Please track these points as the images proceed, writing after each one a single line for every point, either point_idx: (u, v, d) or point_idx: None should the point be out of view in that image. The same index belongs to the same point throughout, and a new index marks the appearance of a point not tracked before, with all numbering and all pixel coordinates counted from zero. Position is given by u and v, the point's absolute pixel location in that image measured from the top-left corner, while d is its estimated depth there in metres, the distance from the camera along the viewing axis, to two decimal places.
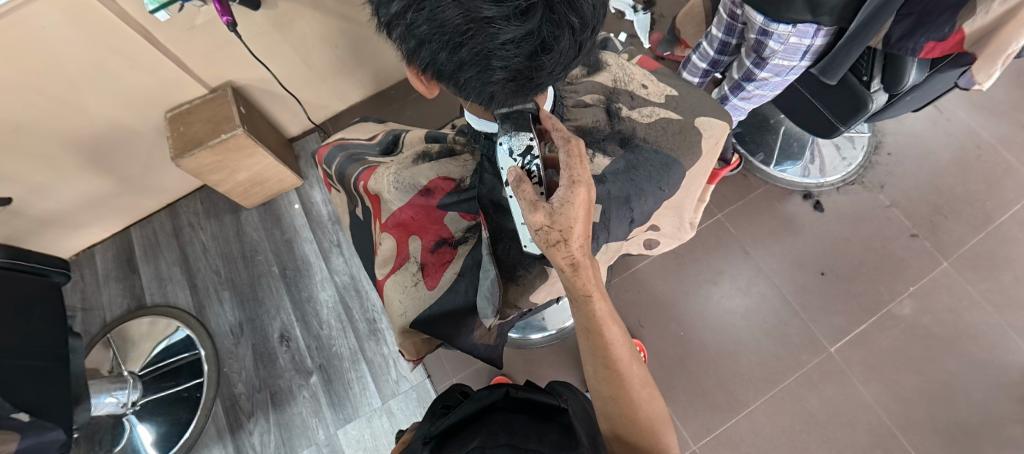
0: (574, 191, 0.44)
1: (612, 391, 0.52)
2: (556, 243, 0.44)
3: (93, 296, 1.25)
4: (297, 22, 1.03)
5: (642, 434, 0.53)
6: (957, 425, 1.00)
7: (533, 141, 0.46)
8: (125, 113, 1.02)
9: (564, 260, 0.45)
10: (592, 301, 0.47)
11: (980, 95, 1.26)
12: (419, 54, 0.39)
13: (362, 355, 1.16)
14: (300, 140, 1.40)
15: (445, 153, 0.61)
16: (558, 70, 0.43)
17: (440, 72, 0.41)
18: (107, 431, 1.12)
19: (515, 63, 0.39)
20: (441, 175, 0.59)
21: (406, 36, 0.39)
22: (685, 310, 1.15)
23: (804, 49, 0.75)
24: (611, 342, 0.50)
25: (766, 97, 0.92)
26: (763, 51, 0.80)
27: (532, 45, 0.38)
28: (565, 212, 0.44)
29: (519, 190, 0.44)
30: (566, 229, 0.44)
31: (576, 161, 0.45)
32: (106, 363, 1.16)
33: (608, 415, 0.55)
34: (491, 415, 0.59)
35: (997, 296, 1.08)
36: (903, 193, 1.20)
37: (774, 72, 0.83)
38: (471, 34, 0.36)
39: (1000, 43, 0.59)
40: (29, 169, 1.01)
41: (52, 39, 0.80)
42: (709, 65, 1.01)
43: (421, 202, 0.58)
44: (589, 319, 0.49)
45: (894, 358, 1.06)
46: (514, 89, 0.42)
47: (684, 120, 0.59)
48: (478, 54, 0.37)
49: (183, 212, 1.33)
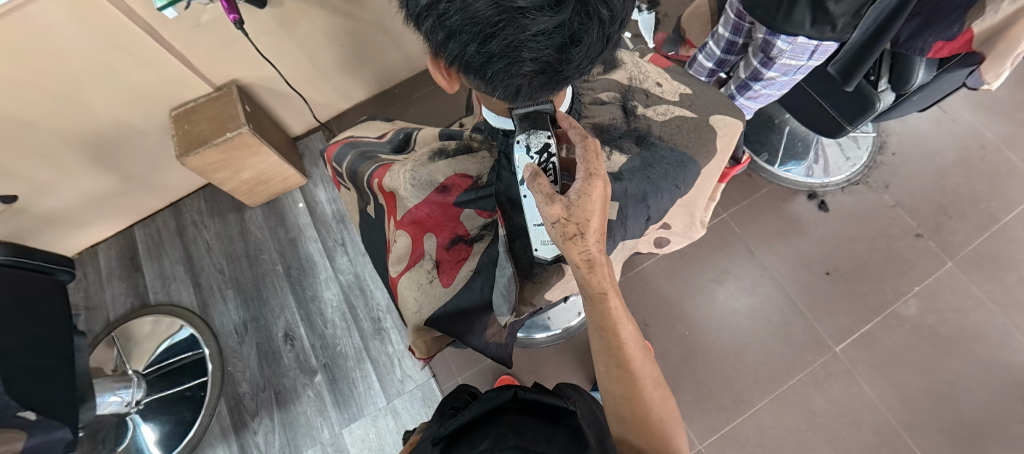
0: (592, 183, 0.43)
1: (625, 392, 0.52)
2: (573, 237, 0.44)
3: (96, 295, 1.24)
4: (303, 20, 1.03)
5: (654, 437, 0.53)
6: (962, 425, 1.00)
7: (551, 139, 0.46)
8: (130, 112, 1.02)
9: (581, 256, 0.44)
10: (607, 298, 0.47)
11: (984, 95, 1.26)
12: (448, 47, 0.39)
13: (367, 354, 1.16)
14: (304, 139, 1.40)
15: (462, 149, 0.60)
16: (585, 64, 0.43)
17: (468, 65, 0.41)
18: (110, 430, 1.11)
19: (545, 55, 0.39)
20: (458, 172, 0.58)
21: (435, 28, 0.39)
22: (691, 309, 1.15)
23: (812, 49, 0.74)
24: (624, 343, 0.50)
25: (773, 97, 0.92)
26: (771, 51, 0.79)
27: (562, 37, 0.38)
28: (582, 205, 0.44)
29: (535, 184, 0.44)
30: (583, 222, 0.44)
31: (593, 155, 0.44)
32: (110, 362, 1.16)
33: (619, 417, 0.54)
34: (499, 417, 0.59)
35: (1002, 296, 1.08)
36: (907, 193, 1.20)
37: (781, 72, 0.81)
38: (502, 26, 0.36)
39: (1007, 44, 0.61)
40: (32, 167, 1.00)
41: (57, 36, 0.80)
42: (715, 65, 1.02)
43: (438, 200, 0.58)
44: (603, 318, 0.48)
45: (899, 358, 1.07)
46: (542, 83, 0.42)
47: (698, 118, 0.59)
48: (508, 46, 0.37)
49: (187, 210, 1.32)
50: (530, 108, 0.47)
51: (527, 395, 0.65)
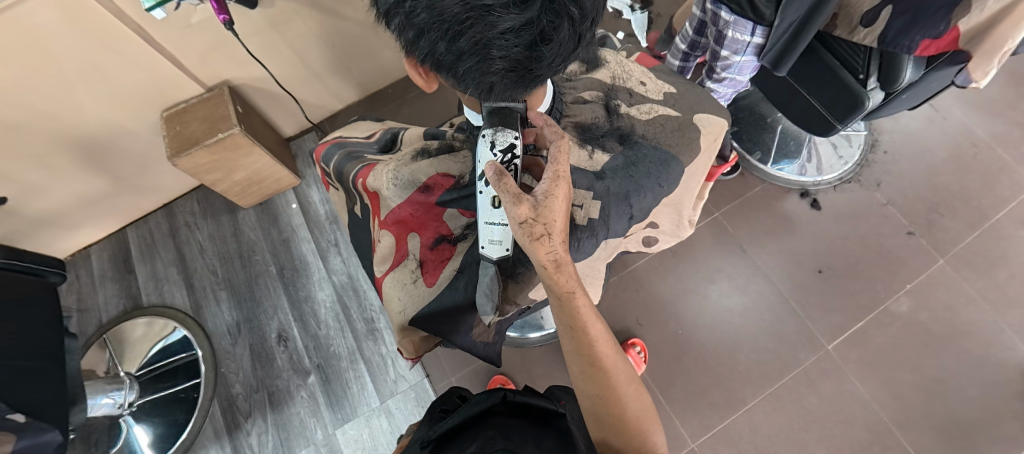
0: (558, 186, 0.46)
1: (599, 391, 0.52)
2: (541, 237, 0.45)
3: (89, 297, 1.24)
4: (293, 21, 1.03)
5: (630, 435, 0.53)
6: (955, 422, 1.01)
7: (517, 140, 0.46)
8: (121, 113, 1.02)
9: (547, 257, 0.46)
10: (575, 300, 0.48)
11: (974, 93, 1.27)
12: (419, 45, 0.40)
13: (360, 355, 1.16)
14: (297, 140, 1.40)
15: (445, 149, 0.61)
16: (557, 62, 0.43)
17: (439, 64, 0.41)
18: (104, 432, 1.11)
19: (514, 53, 0.39)
20: (440, 172, 0.58)
21: (406, 26, 0.39)
22: (684, 308, 1.15)
23: (751, 25, 0.81)
24: (595, 341, 0.50)
25: (737, 81, 0.98)
26: (719, 24, 0.86)
27: (531, 35, 0.38)
28: (548, 206, 0.45)
29: (501, 184, 0.44)
30: (549, 224, 0.46)
31: (562, 157, 0.46)
32: (102, 364, 1.15)
33: (596, 417, 0.54)
34: (488, 421, 0.58)
35: (993, 293, 1.09)
36: (899, 191, 1.20)
37: (732, 50, 0.89)
38: (470, 23, 0.36)
39: (996, 41, 0.61)
40: (24, 169, 1.00)
41: (47, 37, 0.79)
42: (688, 47, 1.05)
43: (421, 199, 0.57)
44: (573, 318, 0.49)
45: (892, 355, 1.07)
46: (514, 80, 0.42)
47: (682, 117, 0.59)
48: (477, 44, 0.37)
49: (180, 211, 1.32)
50: (502, 103, 0.47)
51: (516, 397, 0.64)
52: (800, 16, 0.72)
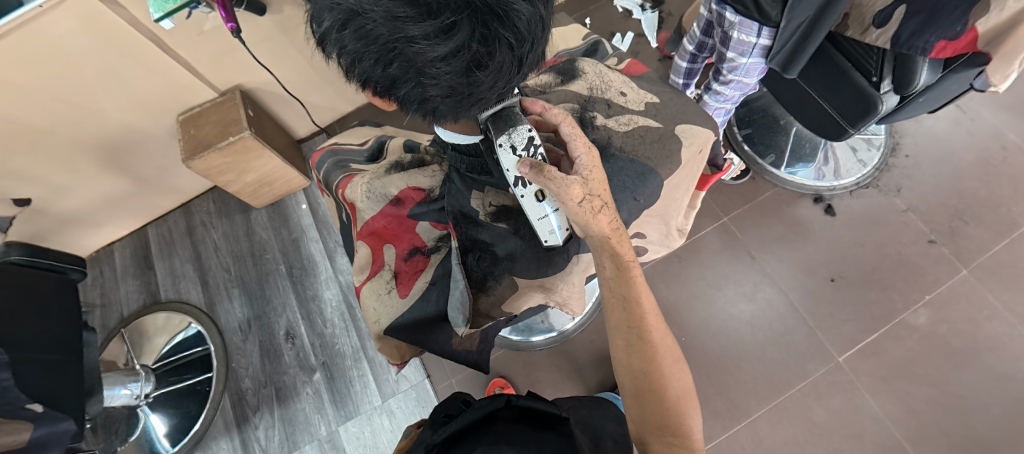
0: (594, 155, 0.50)
1: (643, 365, 0.51)
2: (601, 208, 0.48)
3: (111, 293, 1.30)
4: (301, 27, 1.05)
5: (670, 413, 0.51)
6: (973, 440, 0.96)
7: (533, 131, 0.47)
8: (139, 116, 1.06)
9: (609, 225, 0.49)
10: (633, 266, 0.52)
11: (1006, 94, 1.20)
12: (356, 70, 0.40)
13: (363, 353, 1.18)
14: (308, 142, 1.43)
15: (416, 163, 0.64)
16: (500, 85, 0.42)
17: (378, 88, 0.41)
18: (123, 421, 1.16)
19: (447, 80, 0.38)
20: (411, 186, 0.61)
21: (342, 55, 0.39)
22: (688, 315, 1.13)
23: (757, 25, 0.77)
24: (645, 310, 0.51)
25: (745, 84, 0.95)
26: (724, 25, 0.83)
27: (463, 62, 0.37)
28: (594, 178, 0.49)
29: (545, 174, 0.46)
30: (599, 195, 0.49)
31: (577, 129, 0.50)
32: (122, 356, 1.21)
33: (635, 394, 0.52)
34: (492, 427, 0.58)
35: (1020, 306, 1.03)
36: (920, 197, 1.15)
37: (739, 52, 0.85)
38: (396, 52, 0.36)
39: (1015, 43, 0.58)
40: (51, 170, 1.05)
41: (67, 45, 0.83)
42: (696, 48, 1.02)
43: (392, 212, 0.61)
44: (630, 289, 0.51)
45: (907, 368, 1.03)
46: (454, 105, 0.42)
47: (663, 128, 0.58)
48: (408, 70, 0.37)
49: (196, 210, 1.37)
50: (496, 108, 0.46)
51: (519, 402, 0.65)
52: (810, 17, 0.70)
